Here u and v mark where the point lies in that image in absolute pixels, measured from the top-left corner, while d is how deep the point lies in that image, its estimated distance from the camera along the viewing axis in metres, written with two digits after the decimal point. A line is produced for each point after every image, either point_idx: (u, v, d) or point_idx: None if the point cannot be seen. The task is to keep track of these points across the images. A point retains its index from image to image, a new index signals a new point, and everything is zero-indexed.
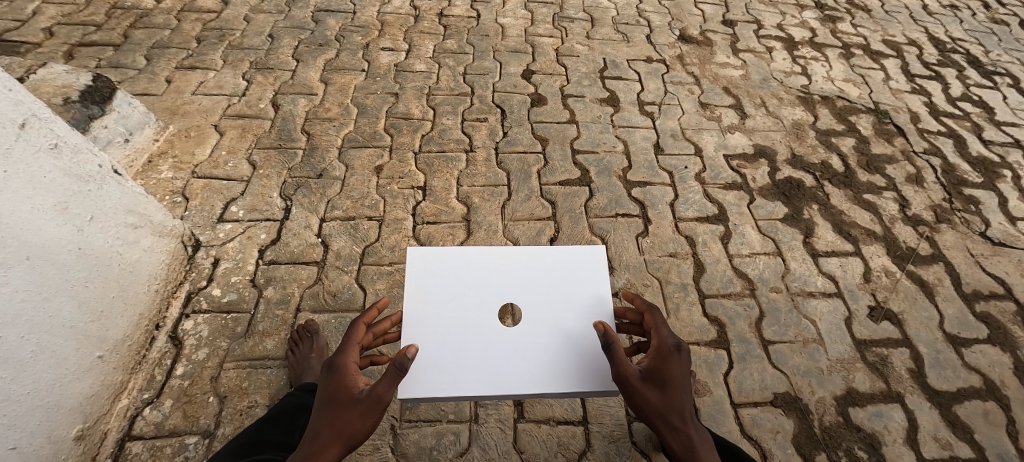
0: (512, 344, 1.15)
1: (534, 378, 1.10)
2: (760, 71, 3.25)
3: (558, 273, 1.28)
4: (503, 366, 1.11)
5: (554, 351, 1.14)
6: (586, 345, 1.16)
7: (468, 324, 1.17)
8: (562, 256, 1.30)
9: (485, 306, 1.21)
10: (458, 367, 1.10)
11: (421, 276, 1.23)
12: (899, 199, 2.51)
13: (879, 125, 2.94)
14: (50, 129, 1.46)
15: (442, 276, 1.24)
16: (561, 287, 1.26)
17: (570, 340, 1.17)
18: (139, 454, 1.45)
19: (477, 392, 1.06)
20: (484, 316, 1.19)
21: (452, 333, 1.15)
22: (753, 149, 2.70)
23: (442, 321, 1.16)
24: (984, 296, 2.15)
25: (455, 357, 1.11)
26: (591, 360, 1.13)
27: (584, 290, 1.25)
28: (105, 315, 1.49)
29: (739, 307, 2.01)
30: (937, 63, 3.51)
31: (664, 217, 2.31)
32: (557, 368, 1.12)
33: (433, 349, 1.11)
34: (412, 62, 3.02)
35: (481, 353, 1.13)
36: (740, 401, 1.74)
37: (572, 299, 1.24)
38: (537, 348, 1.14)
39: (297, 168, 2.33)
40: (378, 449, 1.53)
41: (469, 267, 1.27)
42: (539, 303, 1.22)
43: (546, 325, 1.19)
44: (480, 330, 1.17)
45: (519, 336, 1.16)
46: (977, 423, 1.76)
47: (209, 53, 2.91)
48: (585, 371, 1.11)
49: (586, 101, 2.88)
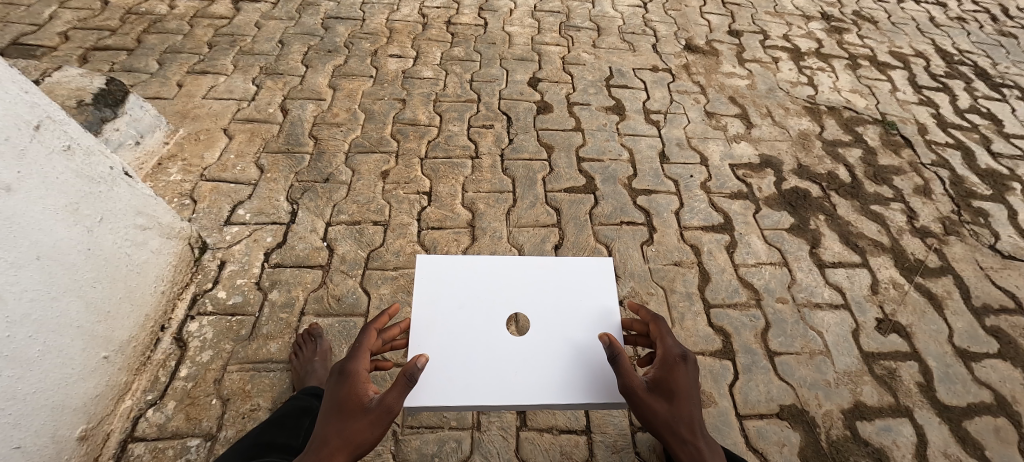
0: (519, 354, 1.14)
1: (542, 388, 1.08)
2: (766, 81, 3.25)
3: (566, 284, 1.28)
4: (510, 376, 1.10)
5: (562, 363, 1.13)
6: (593, 356, 1.14)
7: (476, 332, 1.17)
8: (569, 267, 1.31)
9: (492, 315, 1.21)
10: (464, 376, 1.09)
11: (429, 284, 1.23)
12: (907, 210, 2.49)
13: (886, 135, 2.93)
14: (64, 131, 1.47)
15: (451, 285, 1.24)
16: (568, 296, 1.25)
17: (579, 352, 1.15)
18: (142, 455, 1.44)
19: (485, 401, 1.05)
20: (492, 326, 1.19)
21: (459, 342, 1.14)
22: (759, 159, 2.69)
23: (449, 329, 1.16)
24: (994, 310, 2.13)
25: (463, 366, 1.10)
26: (598, 372, 1.12)
27: (591, 301, 1.25)
28: (111, 315, 1.50)
29: (744, 317, 1.99)
30: (945, 75, 3.51)
31: (669, 225, 2.30)
32: (565, 380, 1.10)
33: (439, 357, 1.11)
34: (420, 69, 3.05)
35: (488, 362, 1.12)
36: (745, 412, 1.72)
37: (579, 309, 1.23)
38: (545, 357, 1.14)
39: (305, 173, 2.34)
40: (380, 455, 1.53)
41: (477, 276, 1.27)
42: (548, 313, 1.22)
43: (554, 336, 1.18)
44: (487, 338, 1.16)
45: (526, 345, 1.15)
46: (988, 439, 1.73)
47: (220, 58, 2.95)
48: (593, 383, 1.10)
49: (592, 110, 2.89)
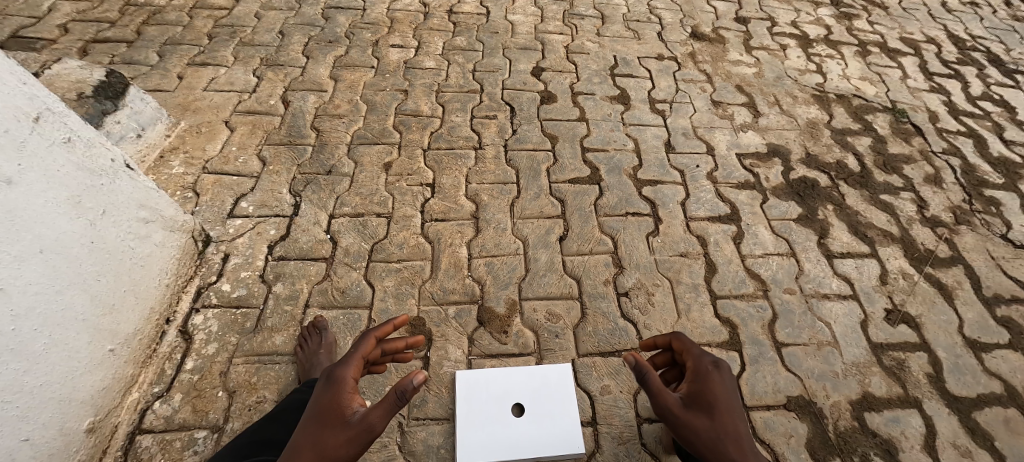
0: (520, 428, 1.60)
1: (536, 443, 1.56)
2: (773, 69, 3.20)
3: (546, 398, 1.65)
4: (516, 438, 1.58)
5: (547, 432, 1.58)
6: (565, 428, 1.59)
7: (491, 421, 1.61)
8: (546, 377, 1.70)
9: (501, 406, 1.64)
10: (490, 447, 1.55)
11: (460, 396, 1.65)
12: (917, 199, 2.45)
13: (896, 124, 2.88)
14: (64, 123, 1.46)
15: (472, 399, 1.64)
16: (548, 406, 1.64)
17: (556, 426, 1.59)
18: (149, 447, 1.45)
19: (504, 460, 1.53)
20: (501, 410, 1.63)
21: (483, 427, 1.59)
22: (766, 148, 2.65)
23: (475, 422, 1.60)
24: (1006, 300, 2.09)
25: (488, 446, 1.55)
26: (567, 441, 1.56)
27: (564, 399, 1.65)
28: (117, 309, 1.51)
29: (751, 308, 1.97)
30: (957, 61, 3.44)
31: (675, 216, 2.28)
32: (548, 440, 1.56)
33: (474, 443, 1.55)
34: (422, 59, 3.02)
35: (503, 438, 1.57)
36: (752, 404, 1.70)
37: (557, 416, 1.62)
38: (537, 433, 1.58)
39: (307, 165, 2.33)
40: (385, 446, 1.53)
41: (488, 383, 1.68)
42: (536, 407, 1.63)
43: (543, 424, 1.60)
44: (499, 422, 1.61)
45: (524, 426, 1.60)
46: (998, 430, 1.71)
47: (221, 50, 2.93)
48: (563, 440, 1.56)
49: (596, 99, 2.86)
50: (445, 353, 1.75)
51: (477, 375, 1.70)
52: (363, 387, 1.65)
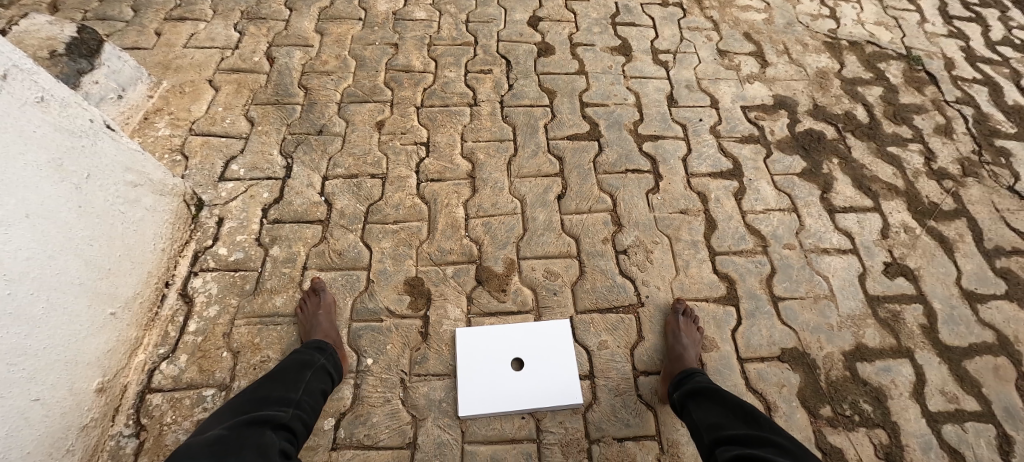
0: (518, 382, 1.64)
1: (534, 396, 1.61)
2: (784, 15, 3.04)
3: (542, 352, 1.70)
4: (514, 393, 1.62)
5: (543, 385, 1.63)
6: (561, 381, 1.64)
7: (493, 374, 1.65)
8: (542, 333, 1.73)
9: (500, 360, 1.68)
10: (490, 399, 1.60)
11: (465, 351, 1.69)
12: (925, 151, 2.39)
13: (909, 72, 2.76)
14: (35, 81, 1.40)
15: (476, 352, 1.69)
16: (545, 359, 1.68)
17: (551, 379, 1.64)
18: (160, 405, 1.50)
19: (504, 411, 1.58)
20: (500, 364, 1.67)
21: (485, 379, 1.63)
22: (773, 100, 2.56)
23: (480, 374, 1.64)
24: (1006, 252, 2.08)
25: (489, 397, 1.60)
26: (563, 393, 1.61)
27: (559, 352, 1.70)
28: (113, 273, 1.52)
29: (750, 264, 1.97)
30: (979, 3, 3.25)
31: (676, 173, 2.23)
32: (544, 394, 1.61)
33: (478, 394, 1.60)
34: (411, 10, 2.87)
35: (502, 391, 1.62)
36: (747, 356, 1.74)
37: (553, 367, 1.66)
38: (534, 385, 1.63)
39: (297, 124, 2.27)
40: (389, 400, 1.58)
41: (490, 338, 1.72)
42: (533, 362, 1.67)
43: (540, 377, 1.65)
44: (499, 376, 1.65)
45: (522, 380, 1.65)
46: (987, 377, 1.74)
47: (198, 3, 2.79)
48: (559, 393, 1.61)
49: (596, 50, 2.73)
50: (444, 312, 1.77)
51: (477, 333, 1.73)
52: (364, 345, 1.68)
